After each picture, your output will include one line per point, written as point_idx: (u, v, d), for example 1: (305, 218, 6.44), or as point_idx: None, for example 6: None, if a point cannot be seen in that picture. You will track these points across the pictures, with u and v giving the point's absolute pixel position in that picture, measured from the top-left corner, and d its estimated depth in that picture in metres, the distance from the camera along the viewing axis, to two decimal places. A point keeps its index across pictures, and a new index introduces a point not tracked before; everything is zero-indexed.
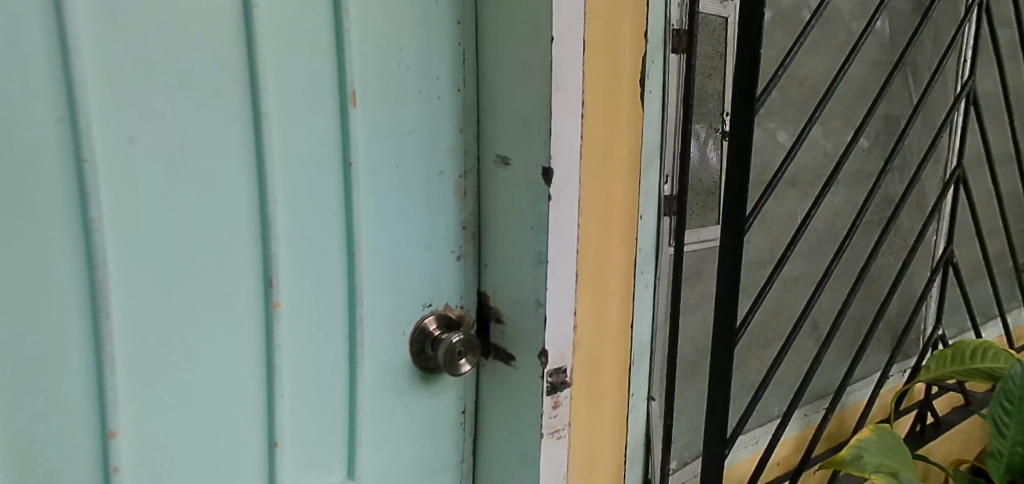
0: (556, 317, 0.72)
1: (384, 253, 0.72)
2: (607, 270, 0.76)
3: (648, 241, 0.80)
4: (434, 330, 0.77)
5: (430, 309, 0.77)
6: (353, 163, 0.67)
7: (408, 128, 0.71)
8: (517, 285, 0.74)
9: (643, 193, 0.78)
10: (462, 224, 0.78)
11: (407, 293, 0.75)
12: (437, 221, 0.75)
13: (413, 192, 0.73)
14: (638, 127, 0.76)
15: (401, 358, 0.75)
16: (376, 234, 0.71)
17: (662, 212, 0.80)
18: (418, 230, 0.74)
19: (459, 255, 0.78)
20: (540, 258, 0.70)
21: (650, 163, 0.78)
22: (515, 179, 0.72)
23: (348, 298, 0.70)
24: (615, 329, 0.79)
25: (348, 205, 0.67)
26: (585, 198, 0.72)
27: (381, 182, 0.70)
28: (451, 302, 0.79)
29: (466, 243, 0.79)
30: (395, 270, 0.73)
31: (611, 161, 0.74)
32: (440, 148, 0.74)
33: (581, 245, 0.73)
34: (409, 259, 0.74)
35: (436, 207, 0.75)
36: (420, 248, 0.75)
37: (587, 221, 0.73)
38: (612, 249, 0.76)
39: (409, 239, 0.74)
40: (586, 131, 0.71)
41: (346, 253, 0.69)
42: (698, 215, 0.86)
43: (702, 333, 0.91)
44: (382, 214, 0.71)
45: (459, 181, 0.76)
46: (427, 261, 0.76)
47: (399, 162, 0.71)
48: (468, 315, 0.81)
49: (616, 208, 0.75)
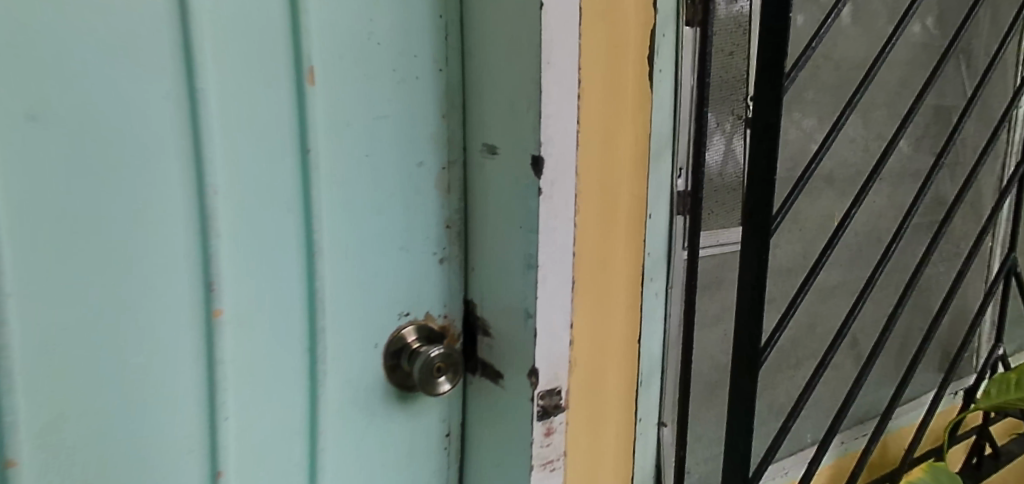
0: (549, 330, 0.62)
1: (353, 255, 0.62)
2: (611, 276, 0.66)
3: (658, 243, 0.69)
4: (412, 340, 0.67)
5: (408, 318, 0.68)
6: (313, 151, 0.58)
7: (381, 112, 0.62)
8: (506, 293, 0.65)
9: (653, 188, 0.67)
10: (446, 222, 0.68)
11: (380, 300, 0.65)
12: (416, 218, 0.66)
13: (387, 186, 0.63)
14: (646, 112, 0.65)
15: (374, 374, 0.66)
16: (341, 233, 0.61)
17: (676, 210, 0.69)
18: (392, 228, 0.65)
19: (442, 258, 0.69)
20: (529, 261, 0.61)
21: (662, 154, 0.67)
22: (502, 171, 0.63)
23: (310, 306, 0.61)
24: (621, 345, 0.68)
25: (307, 199, 0.59)
26: (584, 193, 0.62)
27: (348, 175, 0.61)
28: (433, 311, 0.69)
29: (451, 245, 0.69)
30: (366, 274, 0.64)
31: (615, 149, 0.64)
32: (420, 136, 0.65)
33: (579, 247, 0.63)
34: (381, 262, 0.65)
35: (415, 202, 0.66)
36: (395, 249, 0.65)
37: (585, 219, 0.63)
38: (616, 252, 0.66)
39: (382, 239, 0.64)
40: (583, 115, 0.61)
41: (306, 254, 0.60)
42: (718, 214, 0.75)
43: (724, 351, 0.79)
44: (349, 209, 0.61)
45: (442, 174, 0.67)
46: (404, 265, 0.66)
47: (370, 151, 0.62)
48: (454, 326, 0.71)
49: (621, 205, 0.65)
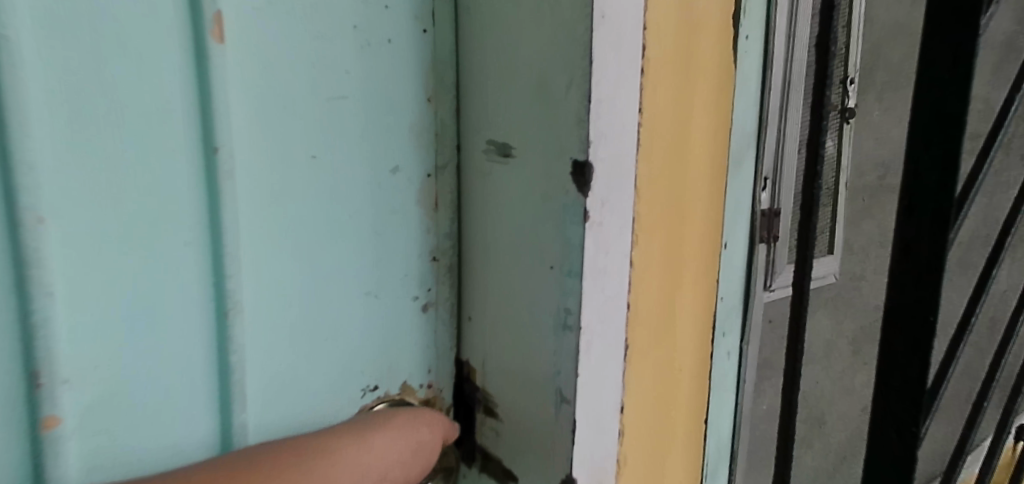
0: (593, 421, 0.42)
1: (292, 309, 0.40)
2: (673, 334, 0.45)
3: (734, 283, 0.49)
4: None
5: (376, 394, 0.46)
6: (222, 149, 0.35)
7: (339, 89, 0.40)
8: (524, 358, 0.44)
9: (732, 206, 0.47)
10: (432, 252, 0.46)
11: (334, 374, 0.43)
12: (390, 249, 0.44)
13: (345, 201, 0.41)
14: (727, 96, 0.45)
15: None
16: (270, 278, 0.39)
17: (759, 235, 0.49)
18: (355, 266, 0.43)
19: (427, 305, 0.47)
20: (565, 319, 0.40)
21: (743, 156, 0.47)
22: (523, 181, 0.42)
23: (219, 393, 0.38)
24: (681, 430, 0.48)
25: (214, 224, 0.36)
26: (645, 214, 0.41)
27: (283, 186, 0.38)
28: (411, 381, 0.48)
29: (439, 284, 0.47)
30: (313, 336, 0.42)
31: (688, 150, 0.43)
32: (396, 126, 0.43)
33: (633, 296, 0.42)
34: (339, 317, 0.42)
35: (389, 226, 0.44)
36: (358, 298, 0.43)
37: (644, 255, 0.42)
38: (682, 299, 0.45)
39: (340, 282, 0.42)
40: (646, 98, 0.40)
41: (214, 315, 0.37)
42: None
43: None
44: (286, 239, 0.39)
45: (427, 183, 0.45)
46: (371, 319, 0.44)
47: (320, 149, 0.40)
48: (440, 398, 0.49)
49: (690, 230, 0.45)
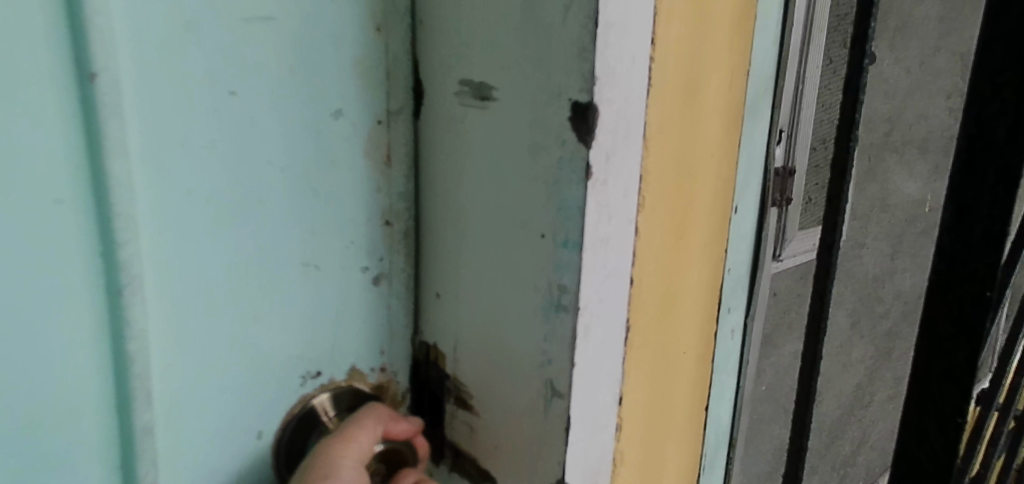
0: (590, 418, 0.35)
1: (208, 282, 0.32)
2: (679, 313, 0.39)
3: (743, 252, 0.43)
4: (326, 414, 0.38)
5: (320, 382, 0.38)
6: (102, 76, 0.26)
7: (263, 10, 0.31)
8: (506, 343, 0.37)
9: (744, 163, 0.41)
10: (385, 215, 0.39)
11: (265, 361, 0.35)
12: (332, 209, 0.36)
13: (275, 152, 0.33)
14: (749, 31, 0.38)
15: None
16: (179, 245, 0.31)
17: (770, 198, 0.43)
18: (288, 229, 0.35)
19: (377, 277, 0.39)
20: (559, 299, 0.33)
21: (761, 106, 0.40)
22: (506, 131, 0.34)
23: (114, 394, 0.30)
24: (683, 421, 0.42)
25: (99, 179, 0.27)
26: (654, 172, 0.34)
27: (193, 130, 0.30)
28: (363, 364, 0.40)
29: (393, 255, 0.39)
30: (238, 316, 0.34)
31: (702, 95, 0.36)
32: (340, 62, 0.34)
33: (638, 271, 0.36)
34: (269, 291, 0.35)
35: (332, 183, 0.36)
36: (291, 269, 0.35)
37: (651, 222, 0.35)
38: (689, 272, 0.39)
39: (270, 248, 0.34)
40: (661, 28, 0.32)
41: (104, 293, 0.29)
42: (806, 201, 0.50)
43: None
44: (197, 193, 0.31)
45: (378, 128, 0.37)
46: (310, 294, 0.36)
47: (240, 82, 0.31)
48: (395, 382, 0.42)
49: (700, 192, 0.38)
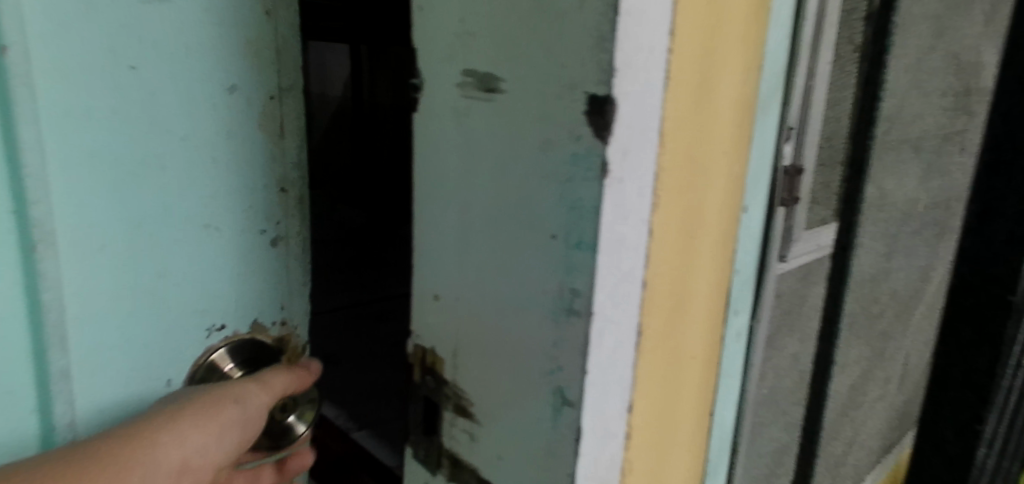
0: (600, 426, 0.34)
1: (114, 249, 0.32)
2: (688, 316, 0.38)
3: (752, 252, 0.41)
4: (226, 370, 0.38)
5: (224, 335, 0.38)
6: (12, 50, 0.28)
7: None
8: (507, 347, 0.35)
9: (754, 160, 0.39)
10: (279, 181, 0.38)
11: (169, 329, 0.35)
12: (236, 176, 0.36)
13: (173, 122, 0.33)
14: (762, 22, 0.36)
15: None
16: (89, 211, 0.31)
17: (778, 197, 0.42)
18: (194, 191, 0.35)
19: (275, 241, 0.39)
20: (569, 301, 0.32)
21: (773, 101, 0.39)
22: (512, 125, 0.32)
23: (34, 351, 0.31)
24: (689, 427, 0.41)
25: (11, 143, 0.28)
26: (668, 169, 0.33)
27: (97, 100, 0.31)
28: (264, 320, 0.39)
29: (288, 218, 0.39)
30: (144, 283, 0.34)
31: (716, 88, 0.34)
32: (238, 37, 0.35)
33: (651, 272, 0.34)
34: (171, 255, 0.34)
35: (237, 154, 0.36)
36: (191, 231, 0.35)
37: (663, 221, 0.34)
38: (699, 274, 0.38)
39: (175, 210, 0.34)
40: (678, 17, 0.30)
41: (16, 254, 0.29)
42: (819, 202, 0.48)
43: (798, 403, 0.54)
44: (103, 156, 0.31)
45: (278, 96, 0.37)
46: (213, 262, 0.36)
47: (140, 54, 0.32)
48: (296, 336, 0.41)
49: (713, 191, 0.36)
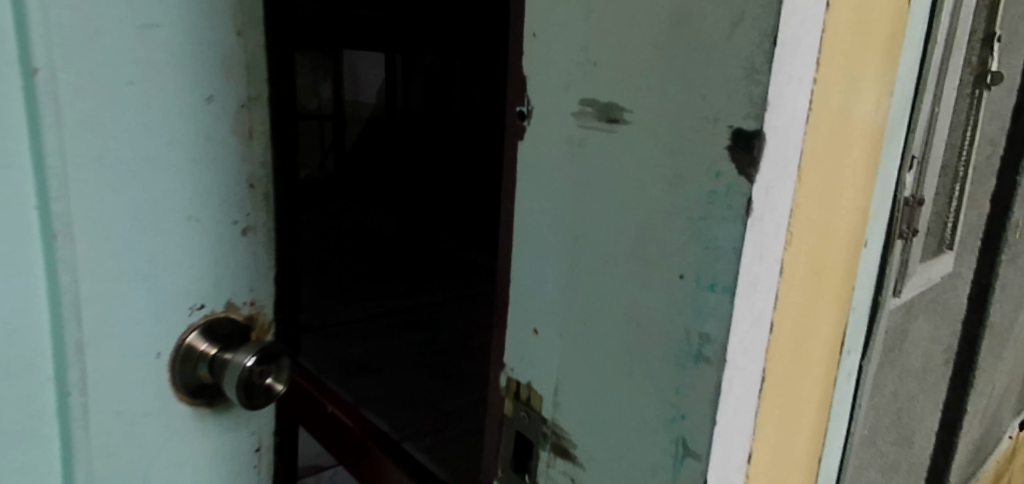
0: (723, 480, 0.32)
1: (120, 264, 0.31)
2: (809, 358, 0.35)
3: (867, 290, 0.39)
4: (205, 350, 0.34)
5: (203, 314, 0.34)
6: (39, 71, 0.27)
7: (149, 15, 0.30)
8: (615, 388, 0.33)
9: (877, 193, 0.37)
10: (249, 179, 0.34)
11: (162, 347, 0.33)
12: (225, 181, 0.33)
13: (166, 126, 0.31)
14: (897, 47, 0.34)
15: (199, 466, 0.36)
16: (95, 226, 0.30)
17: (897, 230, 0.40)
18: (192, 198, 0.32)
19: (250, 230, 0.35)
20: (696, 346, 0.30)
21: (898, 130, 0.37)
22: (635, 157, 0.31)
23: (57, 374, 0.30)
24: (800, 476, 0.38)
25: (38, 161, 0.28)
26: (804, 207, 0.31)
27: (101, 114, 0.29)
28: (242, 302, 0.35)
29: (259, 212, 0.35)
30: (132, 298, 0.31)
31: (851, 119, 0.32)
32: (227, 40, 0.32)
33: (781, 316, 0.32)
34: (164, 259, 0.32)
35: (229, 157, 0.33)
36: (178, 231, 0.32)
37: (796, 262, 0.32)
38: (821, 315, 0.35)
39: (174, 217, 0.32)
40: (827, 46, 0.28)
41: (43, 273, 0.29)
42: (930, 234, 0.46)
43: (893, 444, 0.52)
44: (112, 169, 0.30)
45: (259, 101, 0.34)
46: (200, 268, 0.33)
47: (139, 62, 0.30)
48: (265, 313, 0.37)
49: (839, 227, 0.34)
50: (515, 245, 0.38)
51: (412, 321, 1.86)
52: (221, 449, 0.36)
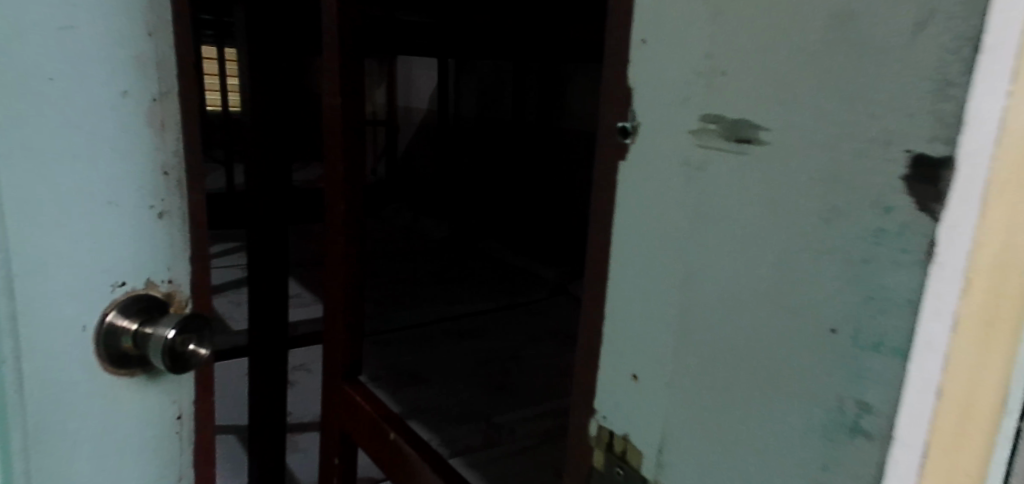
0: None
1: (31, 249, 0.33)
2: (973, 420, 0.30)
3: None
4: (127, 326, 0.36)
5: (125, 292, 0.36)
6: None
7: (50, 4, 0.31)
8: (741, 454, 0.29)
9: None
10: (163, 165, 0.36)
11: (83, 320, 0.35)
12: (133, 165, 0.35)
13: (81, 118, 0.33)
14: None
15: (124, 420, 0.38)
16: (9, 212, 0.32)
17: None
18: (103, 185, 0.34)
19: (164, 209, 0.37)
20: (853, 415, 0.25)
21: None
22: (768, 183, 0.26)
23: None
24: None
25: None
26: (989, 246, 0.25)
27: (8, 97, 0.31)
28: (155, 276, 0.37)
29: (174, 192, 0.37)
30: (42, 275, 0.34)
31: None
32: (130, 27, 0.34)
33: (954, 378, 0.26)
34: (76, 238, 0.34)
35: (139, 143, 0.35)
36: (92, 208, 0.34)
37: (973, 313, 0.26)
38: (989, 372, 0.29)
39: (85, 201, 0.34)
40: None
41: None
42: None
43: None
44: (22, 157, 0.32)
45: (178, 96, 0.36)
46: (120, 247, 0.36)
47: (46, 63, 0.32)
48: (183, 291, 0.39)
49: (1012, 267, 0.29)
50: (616, 279, 0.33)
51: (464, 329, 1.83)
52: (155, 407, 0.39)
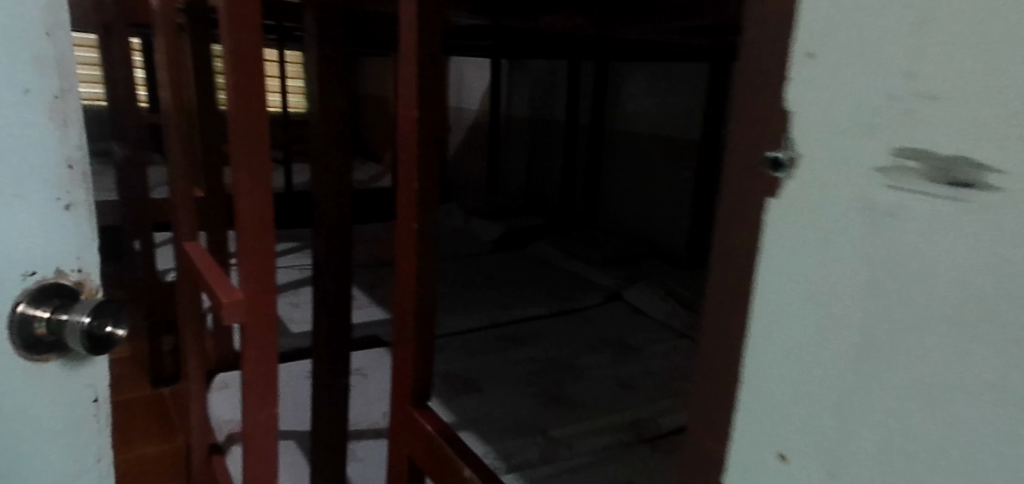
0: None
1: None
2: None
3: None
4: (40, 314, 0.63)
5: (36, 278, 0.63)
6: None
7: None
8: (935, 453, 0.33)
9: None
10: (67, 163, 0.63)
11: (20, 267, 0.62)
12: (23, 165, 0.60)
13: (2, 138, 0.59)
14: None
15: (49, 374, 0.66)
16: None
17: None
18: (7, 183, 0.60)
19: (67, 206, 0.64)
20: None
21: None
22: (962, 227, 0.30)
23: None
24: None
25: None
26: None
27: None
28: (65, 267, 0.65)
29: (74, 190, 0.64)
30: (5, 237, 0.60)
31: None
32: (22, 86, 0.59)
33: None
34: (2, 220, 0.60)
35: (41, 151, 0.61)
36: (6, 200, 0.60)
37: None
38: None
39: (17, 198, 0.61)
40: None
41: None
42: None
43: None
44: None
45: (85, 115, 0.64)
46: (14, 216, 0.61)
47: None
48: (90, 280, 0.68)
49: None
50: (796, 308, 0.37)
51: None
52: (55, 366, 0.66)
